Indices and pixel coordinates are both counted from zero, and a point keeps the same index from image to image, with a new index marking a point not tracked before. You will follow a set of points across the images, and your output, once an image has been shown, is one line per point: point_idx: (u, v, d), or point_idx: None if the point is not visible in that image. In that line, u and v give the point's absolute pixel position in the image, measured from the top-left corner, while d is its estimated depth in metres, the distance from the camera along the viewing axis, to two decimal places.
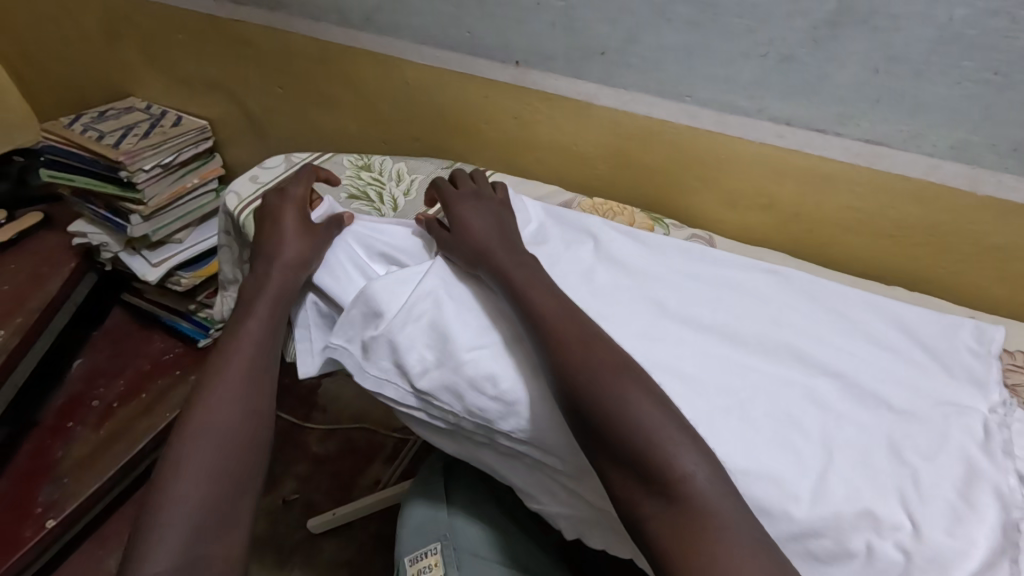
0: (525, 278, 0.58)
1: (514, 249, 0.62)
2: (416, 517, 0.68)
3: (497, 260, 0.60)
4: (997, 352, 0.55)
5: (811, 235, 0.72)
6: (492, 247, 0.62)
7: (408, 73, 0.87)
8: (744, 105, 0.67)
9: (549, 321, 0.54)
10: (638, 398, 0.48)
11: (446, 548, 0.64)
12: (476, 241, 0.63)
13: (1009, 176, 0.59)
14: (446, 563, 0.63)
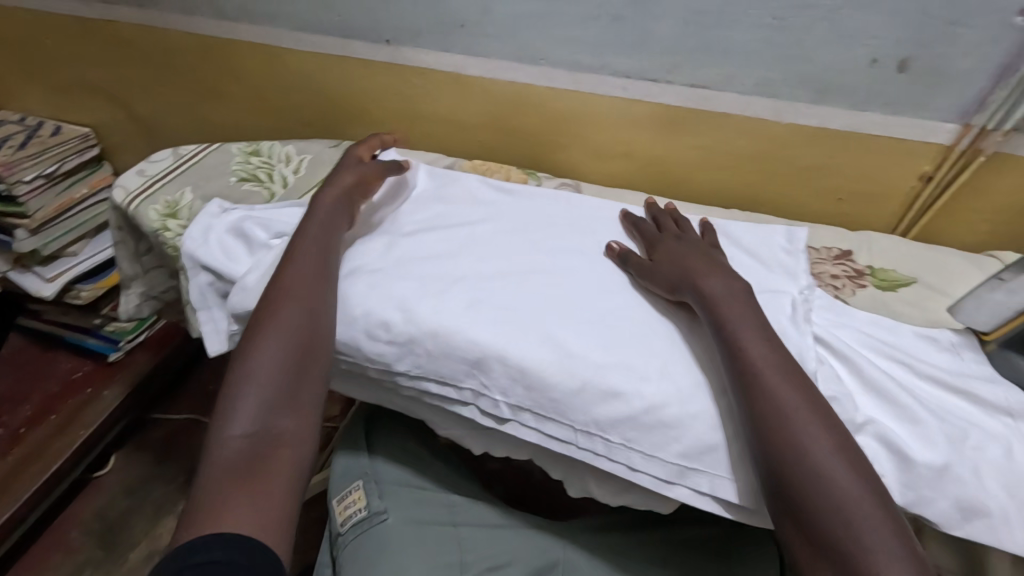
0: (737, 313, 0.53)
1: (721, 270, 0.58)
2: (341, 463, 0.71)
3: (705, 286, 0.56)
4: (804, 248, 0.66)
5: (667, 175, 0.82)
6: (697, 266, 0.59)
7: (289, 60, 0.90)
8: (591, 62, 0.75)
9: (765, 373, 0.49)
10: (839, 475, 0.44)
11: (368, 482, 0.67)
12: (675, 263, 0.60)
13: (805, 106, 0.70)
14: (369, 493, 0.66)
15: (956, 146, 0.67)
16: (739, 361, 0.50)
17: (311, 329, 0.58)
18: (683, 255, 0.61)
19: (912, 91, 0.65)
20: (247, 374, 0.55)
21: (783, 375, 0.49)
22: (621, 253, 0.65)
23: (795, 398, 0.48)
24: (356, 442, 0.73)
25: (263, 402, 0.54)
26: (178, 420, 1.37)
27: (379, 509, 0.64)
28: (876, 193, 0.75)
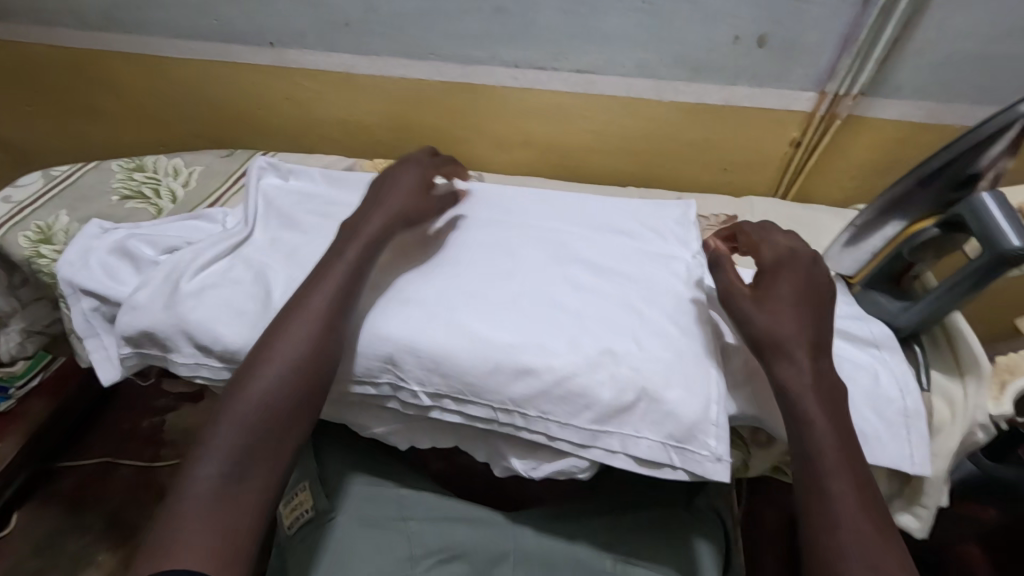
0: (813, 382, 0.47)
1: (812, 349, 0.48)
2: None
3: (788, 358, 0.47)
4: (694, 218, 0.71)
5: (567, 160, 0.85)
6: (788, 328, 0.48)
7: (168, 69, 0.86)
8: (479, 55, 0.76)
9: (820, 443, 0.45)
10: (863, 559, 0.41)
11: (314, 482, 0.65)
12: (767, 313, 0.49)
13: (683, 84, 0.75)
14: (316, 492, 0.64)
15: (816, 112, 0.74)
16: (797, 424, 0.46)
17: (313, 374, 0.52)
18: (774, 318, 0.48)
19: (772, 64, 0.71)
20: (230, 410, 0.50)
21: (838, 443, 0.45)
22: (717, 256, 0.54)
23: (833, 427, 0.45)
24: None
25: (230, 457, 0.48)
26: (89, 466, 1.28)
27: (328, 507, 0.63)
28: (756, 161, 0.80)
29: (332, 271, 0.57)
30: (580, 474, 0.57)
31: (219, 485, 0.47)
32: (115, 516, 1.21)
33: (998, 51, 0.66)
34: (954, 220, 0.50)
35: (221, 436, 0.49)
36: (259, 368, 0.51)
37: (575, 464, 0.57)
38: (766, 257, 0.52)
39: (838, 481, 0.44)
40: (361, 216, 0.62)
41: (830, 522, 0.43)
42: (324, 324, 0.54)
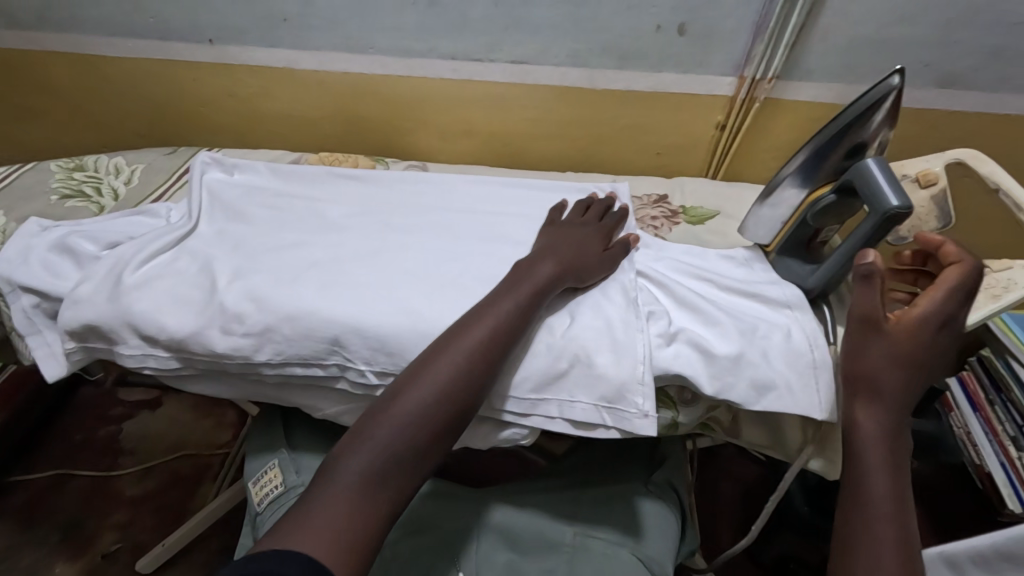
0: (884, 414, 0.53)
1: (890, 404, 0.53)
2: (254, 447, 0.70)
3: (883, 388, 0.52)
4: (627, 199, 0.76)
5: (510, 149, 0.89)
6: (882, 375, 0.52)
7: (106, 69, 0.86)
8: (417, 48, 0.79)
9: (871, 455, 0.52)
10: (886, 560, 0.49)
11: (284, 460, 0.68)
12: (893, 371, 0.53)
13: (613, 72, 0.79)
14: (286, 470, 0.67)
15: (737, 96, 0.79)
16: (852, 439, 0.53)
17: (457, 412, 0.51)
18: (897, 363, 0.53)
19: (694, 51, 0.75)
20: (393, 411, 0.50)
21: (884, 456, 0.52)
22: (870, 268, 0.52)
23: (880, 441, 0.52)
24: (270, 425, 0.72)
25: (384, 454, 0.48)
26: (44, 478, 1.26)
27: (297, 482, 0.65)
28: (686, 143, 0.85)
29: (515, 286, 0.58)
30: (523, 441, 0.60)
31: (360, 482, 0.47)
32: (72, 527, 1.19)
33: (893, 35, 0.72)
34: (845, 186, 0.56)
35: (374, 440, 0.49)
36: (421, 378, 0.52)
37: (518, 432, 0.60)
38: (911, 320, 0.53)
39: (881, 486, 0.51)
40: (531, 260, 0.62)
41: (873, 524, 0.50)
42: (493, 353, 0.53)
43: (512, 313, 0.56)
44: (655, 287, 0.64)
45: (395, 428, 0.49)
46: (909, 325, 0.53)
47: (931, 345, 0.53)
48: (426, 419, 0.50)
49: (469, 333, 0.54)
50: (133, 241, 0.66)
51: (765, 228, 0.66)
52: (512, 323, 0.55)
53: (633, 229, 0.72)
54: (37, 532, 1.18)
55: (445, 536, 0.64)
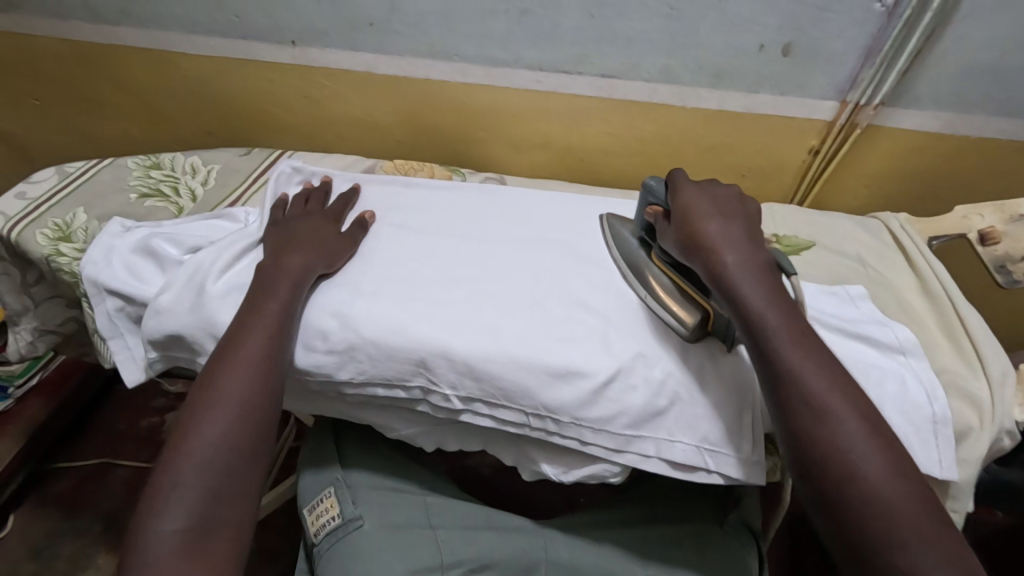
0: (736, 247, 0.50)
1: (739, 235, 0.52)
2: (309, 471, 0.68)
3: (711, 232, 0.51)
4: None
5: (585, 163, 0.86)
6: (708, 228, 0.51)
7: (182, 66, 0.85)
8: (502, 57, 0.76)
9: (745, 290, 0.47)
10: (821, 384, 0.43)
11: (340, 487, 0.64)
12: (714, 223, 0.52)
13: (705, 90, 0.75)
14: (342, 499, 0.63)
15: (836, 121, 0.75)
16: (722, 284, 0.49)
17: (253, 417, 0.51)
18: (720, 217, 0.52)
19: (796, 72, 0.72)
20: (187, 458, 0.48)
21: (760, 276, 0.49)
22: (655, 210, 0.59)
23: (752, 265, 0.49)
24: (323, 447, 0.69)
25: (203, 494, 0.46)
26: (86, 467, 1.25)
27: (353, 514, 0.61)
28: (774, 166, 0.82)
29: (279, 291, 0.58)
30: (613, 478, 0.58)
31: (179, 541, 0.44)
32: (112, 516, 1.18)
33: (1015, 64, 0.68)
34: (647, 233, 0.64)
35: (182, 487, 0.46)
36: (205, 415, 0.50)
37: (609, 469, 0.57)
38: (684, 195, 0.55)
39: (786, 325, 0.46)
40: (294, 237, 0.64)
41: (805, 373, 0.43)
42: (275, 355, 0.54)
43: (283, 315, 0.56)
44: None
45: (204, 459, 0.48)
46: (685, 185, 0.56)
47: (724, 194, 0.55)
48: (228, 436, 0.49)
49: (237, 357, 0.53)
50: (215, 246, 0.65)
51: (676, 320, 0.58)
52: (284, 326, 0.56)
53: None
54: (77, 522, 1.17)
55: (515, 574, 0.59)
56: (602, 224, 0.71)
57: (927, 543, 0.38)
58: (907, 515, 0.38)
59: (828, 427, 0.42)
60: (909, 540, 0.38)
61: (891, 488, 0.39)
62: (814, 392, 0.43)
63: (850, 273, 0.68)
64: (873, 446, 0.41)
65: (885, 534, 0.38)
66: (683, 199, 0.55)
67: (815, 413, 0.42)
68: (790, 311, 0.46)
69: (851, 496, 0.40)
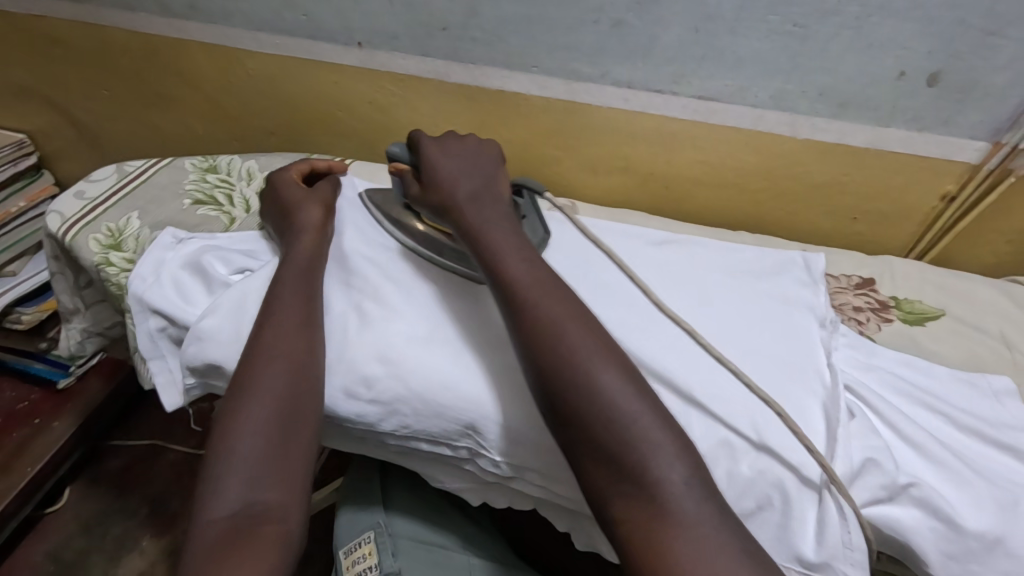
0: (475, 206, 0.54)
1: (484, 191, 0.56)
2: (350, 507, 0.64)
3: (453, 183, 0.56)
4: (823, 278, 0.61)
5: (668, 191, 0.76)
6: (458, 185, 0.56)
7: (248, 63, 0.81)
8: (588, 71, 0.68)
9: (492, 242, 0.51)
10: (572, 326, 0.45)
11: (381, 535, 0.60)
12: (454, 172, 0.57)
13: (822, 121, 0.64)
14: (381, 549, 0.59)
15: (984, 166, 0.63)
16: (476, 236, 0.52)
17: (296, 389, 0.49)
18: (458, 166, 0.58)
19: (942, 106, 0.60)
20: (232, 440, 0.46)
21: (497, 226, 0.53)
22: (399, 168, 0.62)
23: (500, 220, 0.54)
24: (369, 483, 0.65)
25: (250, 475, 0.45)
26: (138, 448, 1.27)
27: (393, 569, 0.58)
28: (893, 210, 0.70)
29: (288, 270, 0.57)
30: None
31: (230, 523, 0.43)
32: (159, 501, 1.19)
33: None
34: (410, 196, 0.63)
35: (230, 470, 0.45)
36: (243, 399, 0.48)
37: None
38: (430, 157, 0.59)
39: (523, 262, 0.50)
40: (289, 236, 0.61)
41: (540, 302, 0.46)
42: (302, 321, 0.53)
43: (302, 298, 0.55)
44: (869, 411, 0.50)
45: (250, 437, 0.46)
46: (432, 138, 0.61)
47: (470, 150, 0.60)
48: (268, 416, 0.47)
49: (268, 333, 0.51)
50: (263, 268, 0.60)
51: (467, 266, 0.58)
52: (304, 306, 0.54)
53: (834, 321, 0.58)
54: (126, 503, 1.19)
55: None
56: (362, 203, 0.67)
57: (654, 436, 0.41)
58: (639, 412, 0.42)
59: (569, 358, 0.43)
60: (645, 442, 0.40)
61: (625, 396, 0.42)
62: (553, 322, 0.45)
63: (989, 355, 0.57)
64: (607, 358, 0.44)
65: (625, 439, 0.41)
66: (430, 163, 0.58)
67: (555, 343, 0.44)
68: (522, 254, 0.50)
69: (595, 413, 0.41)
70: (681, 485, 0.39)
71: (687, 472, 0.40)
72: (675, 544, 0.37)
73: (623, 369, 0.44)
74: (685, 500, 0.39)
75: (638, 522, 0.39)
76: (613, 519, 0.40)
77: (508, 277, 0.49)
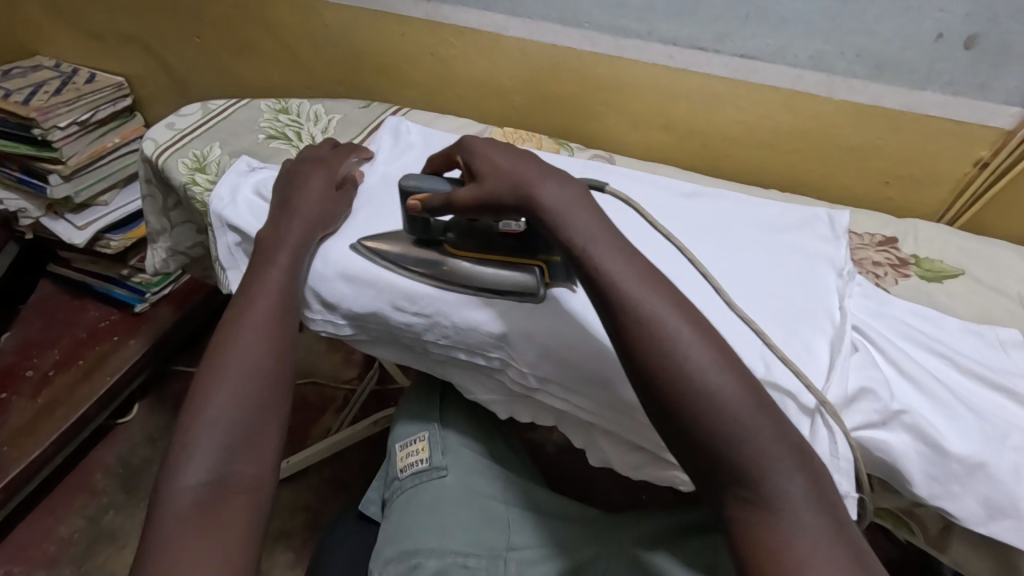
0: (554, 191, 0.50)
1: (556, 175, 0.52)
2: (410, 414, 0.73)
3: (521, 173, 0.51)
4: (845, 233, 0.63)
5: (705, 151, 0.79)
6: (528, 173, 0.51)
7: (325, 15, 0.88)
8: (635, 28, 0.72)
9: (586, 236, 0.47)
10: (686, 335, 0.42)
11: (434, 436, 0.69)
12: (518, 167, 0.52)
13: (860, 83, 0.67)
14: (433, 446, 0.68)
15: (1018, 132, 0.64)
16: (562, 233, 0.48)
17: (272, 377, 0.53)
18: (518, 156, 0.53)
19: (978, 71, 0.62)
20: (206, 414, 0.49)
21: (586, 215, 0.49)
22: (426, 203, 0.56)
23: (560, 195, 0.50)
24: (429, 398, 0.74)
25: (221, 448, 0.48)
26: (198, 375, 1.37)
27: (440, 464, 0.66)
28: (928, 175, 0.71)
29: (280, 255, 0.59)
30: (680, 486, 0.57)
31: (202, 493, 0.46)
32: None
33: None
34: (422, 228, 0.59)
35: (203, 443, 0.48)
36: (217, 379, 0.51)
37: (678, 476, 0.56)
38: (481, 152, 0.54)
39: (619, 258, 0.46)
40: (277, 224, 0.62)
41: (647, 308, 0.43)
42: (282, 315, 0.56)
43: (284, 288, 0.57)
44: (874, 349, 0.54)
45: (222, 412, 0.49)
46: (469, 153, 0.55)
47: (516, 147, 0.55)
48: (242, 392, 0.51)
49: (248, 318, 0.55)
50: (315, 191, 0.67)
51: (518, 287, 0.57)
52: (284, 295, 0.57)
53: (850, 271, 0.61)
54: None
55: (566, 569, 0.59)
56: (358, 254, 0.61)
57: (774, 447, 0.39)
58: (761, 427, 0.39)
59: (678, 359, 0.41)
60: (763, 452, 0.39)
61: (745, 404, 0.40)
62: (665, 335, 0.42)
63: (1003, 315, 0.59)
64: (722, 366, 0.41)
65: (747, 451, 0.39)
66: (481, 158, 0.54)
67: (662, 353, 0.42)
68: (617, 247, 0.47)
69: (712, 424, 0.40)
70: (802, 499, 0.38)
71: (801, 484, 0.39)
72: (796, 554, 0.36)
73: (741, 377, 0.41)
74: (806, 516, 0.38)
75: (769, 540, 0.37)
76: (733, 524, 0.39)
77: (608, 281, 0.45)
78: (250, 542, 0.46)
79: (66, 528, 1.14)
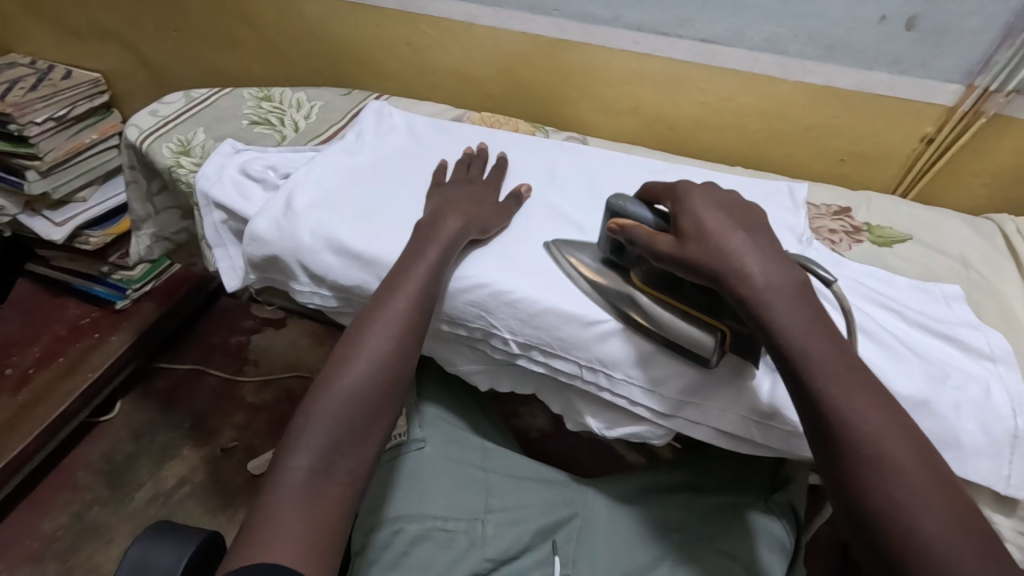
0: (762, 269, 0.48)
1: (769, 251, 0.50)
2: None
3: (727, 244, 0.49)
4: (803, 202, 0.68)
5: (672, 133, 0.83)
6: (735, 244, 0.49)
7: (303, 7, 0.91)
8: (602, 15, 0.76)
9: (797, 323, 0.46)
10: (892, 439, 0.42)
11: (411, 410, 0.71)
12: (726, 237, 0.50)
13: (813, 64, 0.71)
14: (410, 420, 0.70)
15: (959, 107, 0.69)
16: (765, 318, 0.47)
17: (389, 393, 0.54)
18: (728, 224, 0.51)
19: (919, 50, 0.67)
20: (325, 407, 0.51)
21: (795, 294, 0.47)
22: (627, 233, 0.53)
23: (757, 256, 0.49)
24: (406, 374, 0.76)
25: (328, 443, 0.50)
26: (181, 371, 1.36)
27: (418, 437, 0.68)
28: (880, 151, 0.76)
29: (427, 254, 0.58)
30: (654, 439, 0.60)
31: (307, 478, 0.48)
32: (200, 417, 1.29)
33: None
34: (618, 253, 0.58)
35: (313, 429, 0.50)
36: (340, 375, 0.53)
37: (651, 431, 0.59)
38: (692, 209, 0.52)
39: (825, 346, 0.45)
40: (434, 219, 0.62)
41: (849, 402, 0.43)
42: (414, 325, 0.55)
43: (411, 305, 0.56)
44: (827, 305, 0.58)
45: (337, 410, 0.51)
46: (684, 201, 0.53)
47: (738, 214, 0.52)
48: (361, 394, 0.52)
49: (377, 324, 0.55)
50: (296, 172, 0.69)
51: (689, 343, 0.53)
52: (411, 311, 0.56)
53: (808, 238, 0.65)
54: (169, 417, 1.28)
55: (549, 527, 0.62)
56: (550, 253, 0.62)
57: (964, 539, 0.39)
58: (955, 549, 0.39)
59: (874, 452, 0.42)
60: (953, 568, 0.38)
61: (927, 487, 0.41)
62: (867, 434, 0.42)
63: (949, 274, 0.64)
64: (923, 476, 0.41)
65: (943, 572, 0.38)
66: (690, 215, 0.51)
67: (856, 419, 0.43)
68: (828, 336, 0.46)
69: (878, 492, 0.41)
70: None
71: None
72: None
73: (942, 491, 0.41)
74: None
75: None
76: None
77: (807, 365, 0.45)
78: (341, 528, 0.48)
79: (49, 525, 1.13)
